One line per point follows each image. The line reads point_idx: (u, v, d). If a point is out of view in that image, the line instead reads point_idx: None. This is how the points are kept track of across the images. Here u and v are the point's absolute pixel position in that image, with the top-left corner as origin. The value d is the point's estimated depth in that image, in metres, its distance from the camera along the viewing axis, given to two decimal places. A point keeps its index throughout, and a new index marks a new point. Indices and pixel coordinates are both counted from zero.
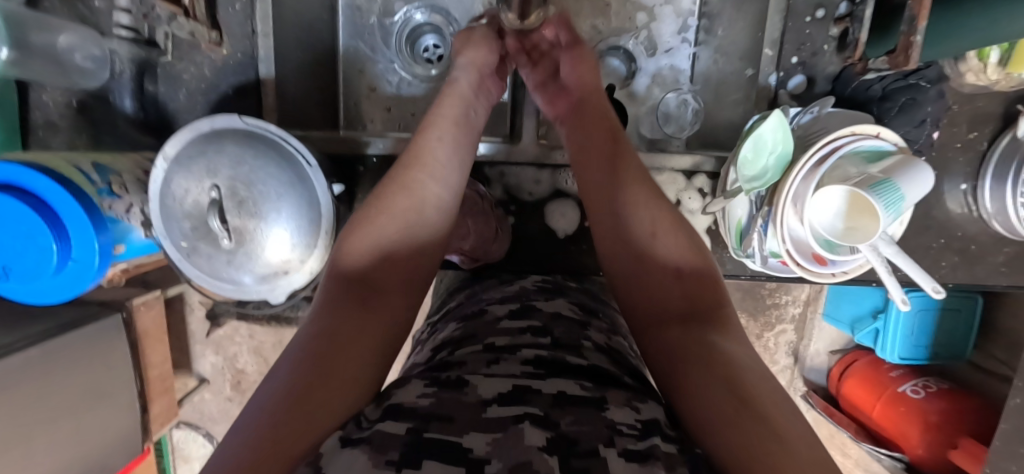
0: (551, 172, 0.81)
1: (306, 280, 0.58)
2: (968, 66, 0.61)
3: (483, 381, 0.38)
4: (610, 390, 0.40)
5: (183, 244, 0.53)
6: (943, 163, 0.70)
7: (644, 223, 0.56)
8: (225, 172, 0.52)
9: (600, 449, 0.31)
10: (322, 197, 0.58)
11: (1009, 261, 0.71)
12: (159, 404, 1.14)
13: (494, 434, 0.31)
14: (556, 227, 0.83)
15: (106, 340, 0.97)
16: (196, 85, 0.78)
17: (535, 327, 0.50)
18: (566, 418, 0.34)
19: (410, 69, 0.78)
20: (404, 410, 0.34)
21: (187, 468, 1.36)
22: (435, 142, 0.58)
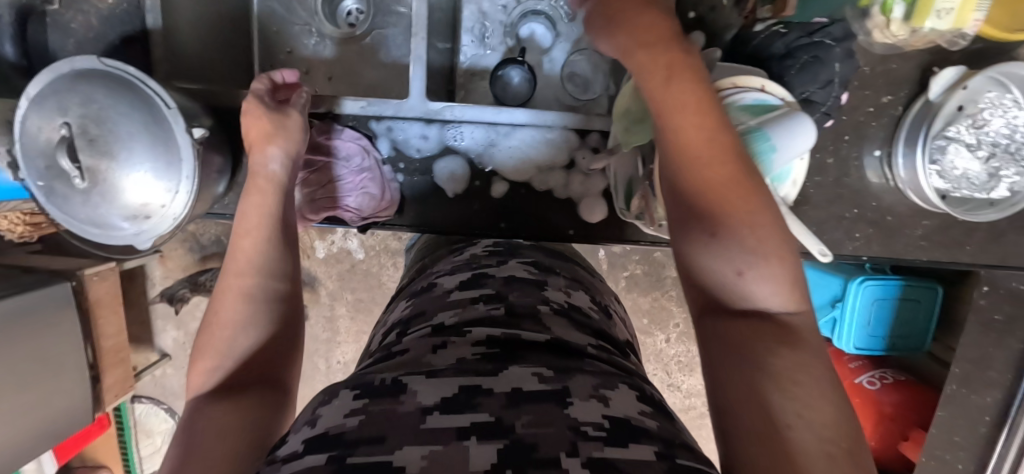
0: (439, 127, 0.69)
1: (171, 227, 0.56)
2: (873, 22, 0.59)
3: (422, 383, 0.31)
4: (575, 375, 0.33)
5: (38, 184, 0.52)
6: (857, 129, 0.63)
7: (732, 248, 0.35)
8: (75, 110, 0.51)
9: (562, 459, 0.24)
10: (182, 140, 0.54)
11: (928, 234, 0.65)
12: (112, 375, 1.14)
13: (435, 445, 0.25)
14: (443, 187, 0.71)
15: (54, 308, 0.97)
16: (84, 35, 0.76)
17: (488, 295, 0.45)
18: (522, 420, 0.28)
19: (325, 30, 0.77)
20: (330, 439, 0.26)
21: (148, 443, 1.37)
22: (242, 240, 0.51)
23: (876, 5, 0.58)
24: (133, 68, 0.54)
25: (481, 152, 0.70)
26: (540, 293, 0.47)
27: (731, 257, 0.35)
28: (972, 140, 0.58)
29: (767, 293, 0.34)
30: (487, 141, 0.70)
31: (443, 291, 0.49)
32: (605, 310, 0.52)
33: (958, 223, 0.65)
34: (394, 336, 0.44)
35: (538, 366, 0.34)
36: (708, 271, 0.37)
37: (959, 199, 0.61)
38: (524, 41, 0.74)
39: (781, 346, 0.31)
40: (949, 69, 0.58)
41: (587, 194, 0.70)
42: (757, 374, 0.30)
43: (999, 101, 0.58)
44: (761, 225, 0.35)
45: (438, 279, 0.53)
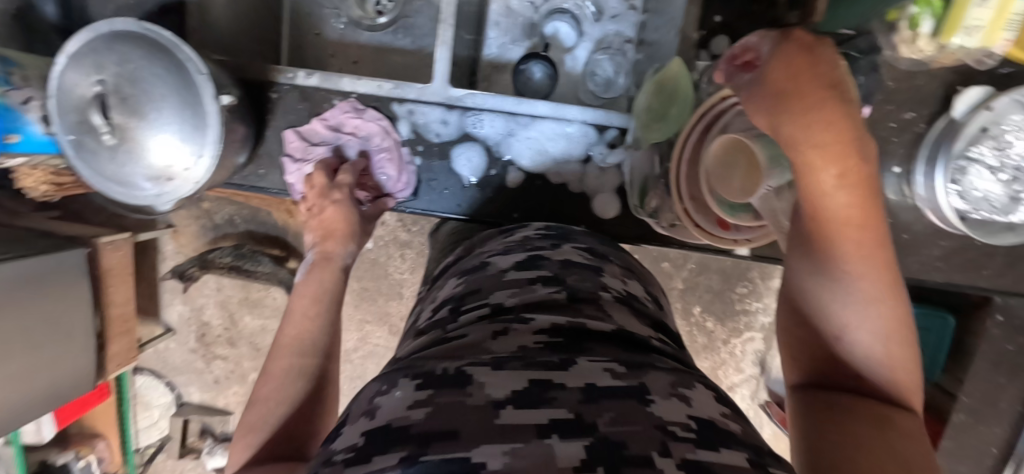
0: (458, 113, 0.69)
1: (192, 191, 0.57)
2: (900, 37, 0.57)
3: (489, 375, 0.28)
4: (650, 372, 0.30)
5: (69, 137, 0.54)
6: (877, 145, 0.62)
7: (860, 327, 0.37)
8: (111, 69, 0.53)
9: (655, 458, 0.23)
10: (207, 105, 0.55)
11: (945, 256, 0.63)
12: (118, 344, 1.16)
13: (516, 442, 0.23)
14: (459, 172, 0.70)
15: (68, 273, 0.98)
16: None
17: (547, 277, 0.43)
18: (604, 417, 0.25)
19: (352, 16, 0.79)
20: (392, 433, 0.25)
21: (146, 415, 1.39)
22: (301, 319, 0.60)
23: (904, 19, 0.56)
24: (169, 30, 0.54)
25: (499, 140, 0.70)
26: (599, 279, 0.45)
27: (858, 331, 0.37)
28: (996, 162, 0.56)
29: (883, 369, 0.37)
30: (505, 132, 0.70)
31: (497, 271, 0.47)
32: (656, 301, 0.51)
33: (976, 246, 0.63)
34: (448, 312, 0.43)
35: (606, 361, 0.31)
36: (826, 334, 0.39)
37: (975, 221, 0.59)
38: (549, 39, 0.75)
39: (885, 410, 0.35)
40: (973, 89, 0.57)
41: (601, 190, 0.69)
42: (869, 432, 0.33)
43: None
44: (893, 317, 0.36)
45: (492, 257, 0.51)
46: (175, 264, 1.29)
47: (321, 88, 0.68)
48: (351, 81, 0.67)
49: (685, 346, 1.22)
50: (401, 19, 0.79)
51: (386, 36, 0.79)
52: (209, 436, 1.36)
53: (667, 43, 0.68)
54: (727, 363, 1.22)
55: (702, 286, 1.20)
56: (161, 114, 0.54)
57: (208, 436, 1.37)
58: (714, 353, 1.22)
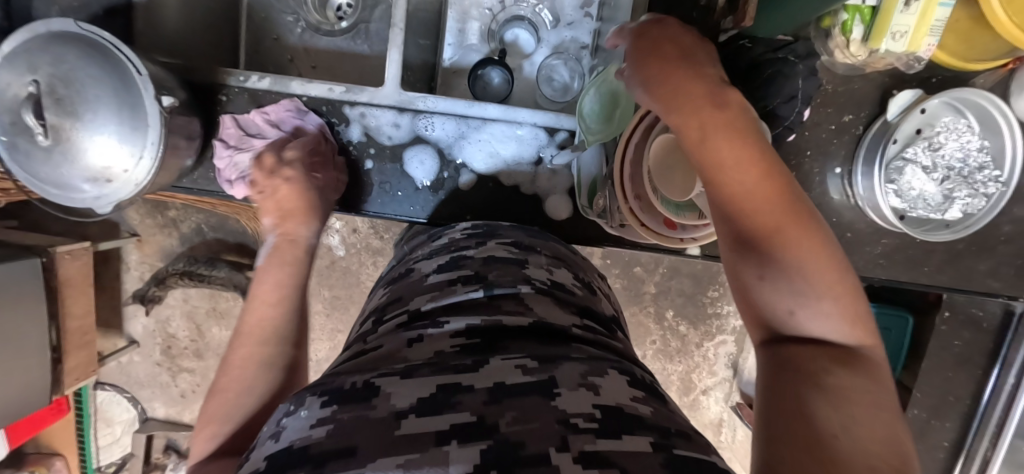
0: (410, 116, 0.69)
1: (133, 193, 0.56)
2: (834, 42, 0.56)
3: (397, 385, 0.30)
4: (558, 363, 0.33)
5: (2, 138, 0.52)
6: (818, 145, 0.62)
7: (787, 284, 0.32)
8: (46, 69, 0.51)
9: (551, 454, 0.24)
10: (150, 107, 0.54)
11: (887, 254, 0.64)
12: (76, 357, 1.12)
13: (413, 453, 0.24)
14: (413, 176, 0.70)
15: (20, 284, 0.95)
16: None
17: (467, 277, 0.46)
18: (506, 417, 0.27)
19: (311, 21, 0.79)
20: (293, 455, 0.25)
21: (107, 432, 1.33)
22: (262, 306, 0.55)
23: (837, 25, 0.55)
24: (108, 33, 0.54)
25: (451, 143, 0.70)
26: (522, 272, 0.47)
27: (783, 290, 0.33)
28: (929, 162, 0.60)
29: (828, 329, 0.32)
30: (457, 135, 0.70)
31: (422, 276, 0.50)
32: (587, 285, 0.53)
33: (916, 244, 0.64)
34: (373, 325, 0.45)
35: (519, 358, 0.33)
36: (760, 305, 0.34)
37: (915, 218, 0.62)
38: (508, 45, 0.77)
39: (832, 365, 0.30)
40: (905, 92, 0.59)
41: (553, 191, 0.71)
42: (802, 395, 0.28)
43: (954, 126, 0.59)
44: (818, 267, 0.32)
45: (417, 264, 0.54)
46: (139, 274, 1.26)
47: (272, 92, 0.68)
48: (301, 84, 0.68)
49: (659, 350, 1.23)
50: (360, 25, 0.79)
51: (346, 42, 0.80)
52: (174, 453, 1.32)
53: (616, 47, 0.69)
54: (701, 366, 1.24)
55: (673, 290, 1.22)
56: (97, 114, 0.52)
57: (173, 452, 1.32)
58: (687, 356, 1.23)
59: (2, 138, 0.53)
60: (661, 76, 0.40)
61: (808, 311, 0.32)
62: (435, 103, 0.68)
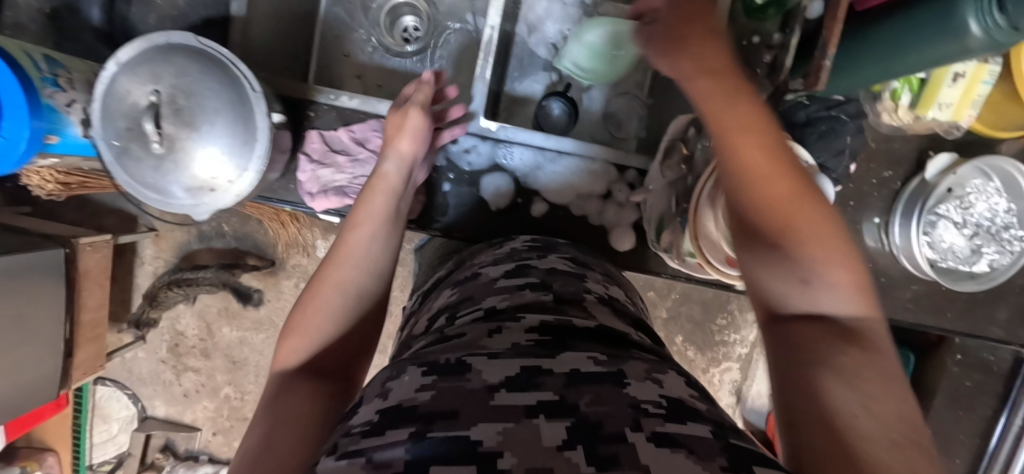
0: (491, 144, 0.73)
1: (231, 203, 0.56)
2: (882, 105, 0.58)
3: (486, 363, 0.32)
4: (627, 360, 0.35)
5: (115, 142, 0.53)
6: (859, 197, 0.64)
7: (799, 254, 0.35)
8: (169, 80, 0.52)
9: (628, 433, 0.25)
10: (260, 125, 0.55)
11: (916, 299, 0.65)
12: (85, 351, 1.09)
13: (507, 422, 0.26)
14: (488, 200, 0.73)
15: (40, 274, 0.93)
16: (166, 12, 0.80)
17: (534, 284, 0.49)
18: (585, 398, 0.29)
19: (383, 43, 0.79)
20: (402, 412, 0.28)
21: (103, 429, 1.30)
22: (355, 228, 0.55)
23: (887, 91, 0.57)
24: (226, 50, 0.54)
25: (527, 173, 0.74)
26: (581, 284, 0.50)
27: (785, 267, 0.36)
28: (960, 220, 0.60)
29: (835, 304, 0.34)
30: (533, 165, 0.74)
31: (489, 279, 0.52)
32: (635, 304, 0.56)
33: (943, 290, 0.66)
34: (444, 321, 0.47)
35: (589, 350, 0.36)
36: (784, 278, 0.36)
37: (943, 269, 0.62)
38: (566, 78, 0.82)
39: (843, 342, 0.31)
40: (942, 154, 0.60)
41: (619, 224, 0.74)
42: (815, 375, 0.30)
43: (983, 189, 0.59)
44: (823, 236, 0.34)
45: (482, 268, 0.57)
46: (152, 269, 1.24)
47: (360, 112, 0.69)
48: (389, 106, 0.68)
49: None
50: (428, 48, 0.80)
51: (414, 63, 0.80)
52: (172, 454, 1.29)
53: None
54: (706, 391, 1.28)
55: (683, 317, 1.26)
56: (213, 126, 0.53)
57: (170, 453, 1.29)
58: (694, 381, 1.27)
59: (115, 143, 0.53)
60: (683, 45, 0.44)
61: (817, 287, 0.34)
62: (515, 133, 0.71)
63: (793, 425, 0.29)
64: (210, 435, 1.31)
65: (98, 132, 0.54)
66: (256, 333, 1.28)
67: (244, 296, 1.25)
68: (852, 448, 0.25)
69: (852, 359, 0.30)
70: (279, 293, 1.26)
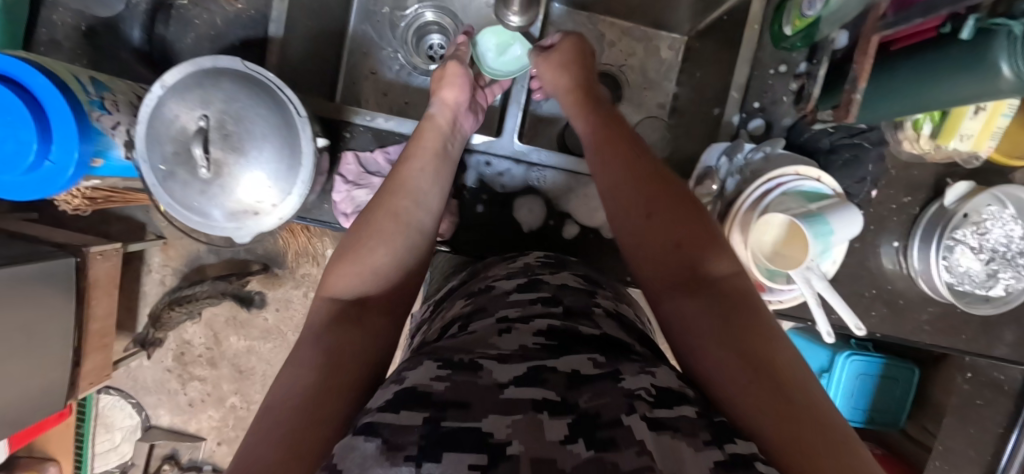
0: (524, 167, 0.73)
1: (274, 226, 0.56)
2: (904, 133, 0.60)
3: (497, 363, 0.34)
4: (624, 363, 0.37)
5: (162, 168, 0.53)
6: (879, 220, 0.66)
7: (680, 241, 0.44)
8: (217, 105, 0.52)
9: (624, 418, 0.29)
10: (306, 151, 0.55)
11: (933, 320, 0.67)
12: (92, 360, 1.07)
13: (515, 415, 0.29)
14: (521, 222, 0.74)
15: (51, 283, 0.91)
16: (204, 31, 0.75)
17: (545, 298, 0.47)
18: (584, 397, 0.32)
19: (411, 62, 0.75)
20: (418, 396, 0.29)
21: (106, 438, 1.28)
22: (408, 167, 0.59)
23: (909, 121, 0.58)
24: (273, 75, 0.54)
25: (561, 195, 0.74)
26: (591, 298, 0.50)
27: (673, 250, 0.44)
28: (977, 245, 0.62)
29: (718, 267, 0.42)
30: (567, 187, 0.74)
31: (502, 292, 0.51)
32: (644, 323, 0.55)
33: (957, 312, 0.67)
34: (455, 328, 0.46)
35: (589, 352, 0.38)
36: (673, 256, 0.44)
37: (961, 292, 0.64)
38: None
39: (728, 298, 0.40)
40: (961, 182, 0.62)
41: None
42: (714, 333, 0.37)
43: (999, 215, 0.61)
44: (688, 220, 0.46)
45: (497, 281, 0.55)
46: (160, 277, 1.21)
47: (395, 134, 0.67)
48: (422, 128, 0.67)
49: None
50: None
51: None
52: (176, 463, 1.28)
53: (690, 108, 0.72)
54: None
55: None
56: (259, 152, 0.54)
57: (173, 463, 1.28)
58: None
59: (161, 167, 0.53)
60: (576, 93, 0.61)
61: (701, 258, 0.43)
62: (551, 158, 0.72)
63: (711, 380, 0.36)
64: (215, 445, 1.29)
65: (143, 157, 0.53)
66: (264, 342, 1.27)
67: (246, 300, 1.22)
68: (783, 393, 0.33)
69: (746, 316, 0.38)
70: (287, 303, 1.24)
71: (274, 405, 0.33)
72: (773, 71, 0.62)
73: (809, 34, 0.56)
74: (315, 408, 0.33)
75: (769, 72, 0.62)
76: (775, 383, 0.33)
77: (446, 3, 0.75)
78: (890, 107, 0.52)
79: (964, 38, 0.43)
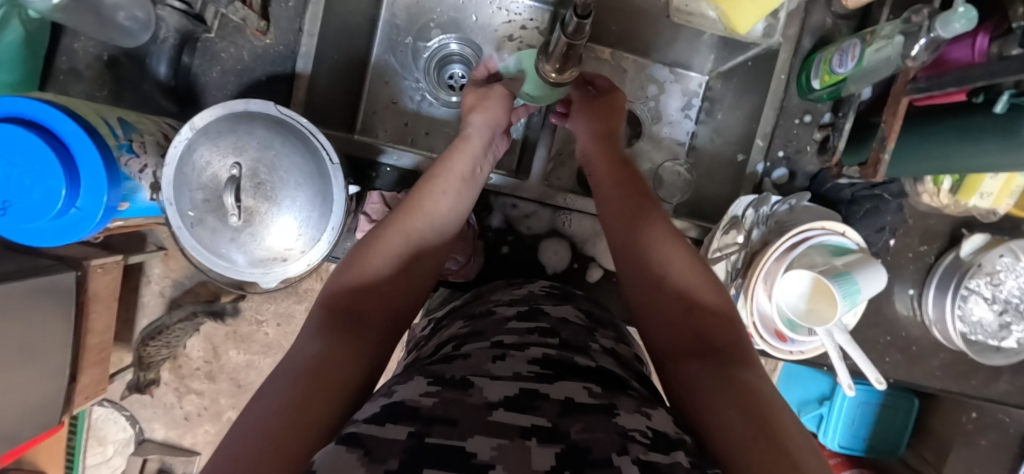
0: (552, 211, 0.74)
1: (302, 271, 0.56)
2: (923, 187, 0.60)
3: (488, 383, 0.33)
4: (620, 395, 0.35)
5: (191, 213, 0.52)
6: (895, 268, 0.67)
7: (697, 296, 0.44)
8: (252, 153, 0.52)
9: (612, 457, 0.27)
10: (338, 196, 0.55)
11: (945, 366, 0.68)
12: (88, 375, 0.91)
13: (502, 439, 0.27)
14: (546, 264, 0.75)
15: (52, 299, 0.77)
16: (231, 65, 0.70)
17: (543, 328, 0.44)
18: (575, 426, 0.30)
19: (433, 93, 0.74)
20: (404, 409, 0.29)
21: (98, 451, 1.09)
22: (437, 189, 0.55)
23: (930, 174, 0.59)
24: (306, 119, 0.54)
25: (585, 238, 0.75)
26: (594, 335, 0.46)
27: (670, 311, 0.45)
28: (991, 295, 0.63)
29: (720, 327, 0.42)
30: (593, 231, 0.75)
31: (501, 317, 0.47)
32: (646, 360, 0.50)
33: (968, 358, 0.69)
34: (449, 348, 0.43)
35: (585, 382, 0.36)
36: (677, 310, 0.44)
37: (972, 341, 0.64)
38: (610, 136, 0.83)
39: (735, 365, 0.38)
40: (977, 235, 0.64)
41: None
42: (720, 386, 0.36)
43: (1012, 266, 0.62)
44: (695, 273, 0.46)
45: (495, 305, 0.51)
46: (161, 288, 1.04)
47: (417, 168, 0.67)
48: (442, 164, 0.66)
49: None
50: None
51: None
52: None
53: (712, 150, 0.72)
54: None
55: None
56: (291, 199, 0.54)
57: None
58: None
59: (190, 213, 0.52)
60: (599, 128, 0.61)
61: (707, 314, 0.43)
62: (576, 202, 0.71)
63: (707, 433, 0.33)
64: None
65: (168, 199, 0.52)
66: (266, 356, 1.08)
67: (217, 314, 1.02)
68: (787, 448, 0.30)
69: (753, 378, 0.36)
70: (289, 318, 1.05)
71: (255, 413, 0.31)
72: (798, 121, 0.65)
73: (835, 89, 0.59)
74: (300, 418, 0.31)
75: (794, 121, 0.65)
76: (776, 442, 0.30)
77: (470, 35, 0.74)
78: (916, 167, 0.53)
79: (998, 111, 0.44)
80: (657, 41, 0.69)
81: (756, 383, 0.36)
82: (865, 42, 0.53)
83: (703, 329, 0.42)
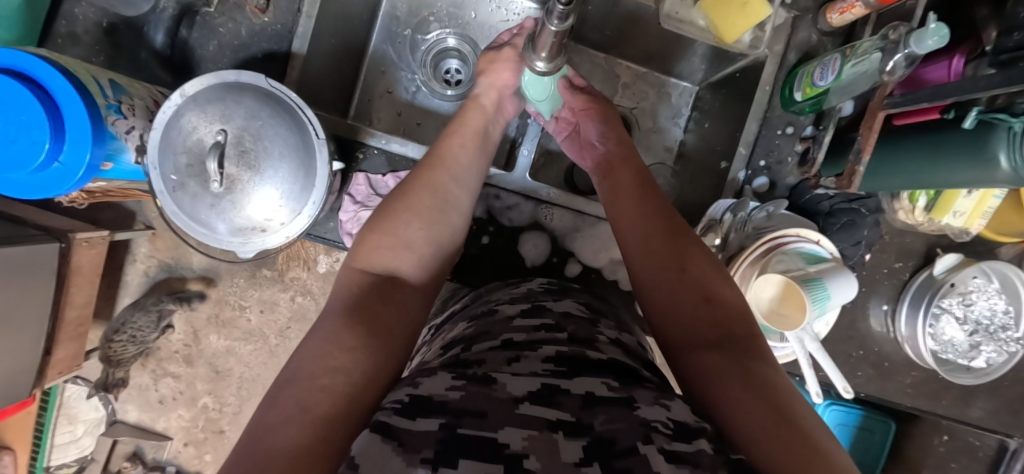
0: (534, 204, 0.75)
1: (280, 244, 0.57)
2: (899, 203, 0.62)
3: (510, 378, 0.34)
4: (637, 388, 0.35)
5: (173, 177, 0.53)
6: (870, 283, 0.69)
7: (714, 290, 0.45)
8: (238, 121, 0.53)
9: (639, 446, 0.28)
10: (320, 172, 0.56)
11: (916, 384, 0.69)
12: (64, 349, 0.89)
13: (531, 430, 0.29)
14: (525, 258, 0.76)
15: (35, 268, 0.76)
16: (228, 41, 0.72)
17: (551, 325, 0.44)
18: (598, 418, 0.31)
19: (428, 85, 0.76)
20: (433, 404, 0.30)
21: (67, 430, 1.05)
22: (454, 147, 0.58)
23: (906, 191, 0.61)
24: (295, 94, 0.55)
25: (567, 234, 0.76)
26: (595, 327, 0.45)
27: (690, 305, 0.45)
28: (962, 315, 0.64)
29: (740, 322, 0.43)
30: (574, 227, 0.76)
31: (506, 316, 0.47)
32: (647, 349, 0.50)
33: (940, 378, 0.70)
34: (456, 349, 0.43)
35: (602, 376, 0.36)
36: (695, 298, 0.45)
37: (943, 360, 0.65)
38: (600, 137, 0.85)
39: (754, 359, 0.39)
40: (950, 255, 0.65)
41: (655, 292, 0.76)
42: (740, 376, 0.37)
43: (984, 288, 0.63)
44: (713, 270, 0.47)
45: (499, 304, 0.51)
46: (145, 267, 1.03)
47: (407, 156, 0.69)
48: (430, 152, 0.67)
49: None
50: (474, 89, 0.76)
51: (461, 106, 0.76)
52: None
53: (698, 156, 0.74)
54: None
55: None
56: (275, 171, 0.54)
57: (137, 462, 1.06)
58: None
59: (171, 176, 0.53)
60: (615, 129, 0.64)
61: (724, 304, 0.44)
62: (557, 196, 0.73)
63: (731, 421, 0.34)
64: (182, 446, 1.07)
65: (154, 163, 0.53)
66: (246, 344, 1.06)
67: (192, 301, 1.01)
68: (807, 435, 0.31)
69: (772, 372, 0.37)
70: (271, 305, 1.03)
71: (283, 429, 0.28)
72: (781, 132, 0.66)
73: (817, 101, 0.61)
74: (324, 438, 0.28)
75: (777, 132, 0.67)
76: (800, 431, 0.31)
77: (468, 32, 0.76)
78: (889, 181, 0.54)
79: (967, 126, 0.45)
80: (651, 48, 0.71)
81: (771, 375, 0.37)
82: (845, 57, 0.55)
83: (721, 317, 0.43)
